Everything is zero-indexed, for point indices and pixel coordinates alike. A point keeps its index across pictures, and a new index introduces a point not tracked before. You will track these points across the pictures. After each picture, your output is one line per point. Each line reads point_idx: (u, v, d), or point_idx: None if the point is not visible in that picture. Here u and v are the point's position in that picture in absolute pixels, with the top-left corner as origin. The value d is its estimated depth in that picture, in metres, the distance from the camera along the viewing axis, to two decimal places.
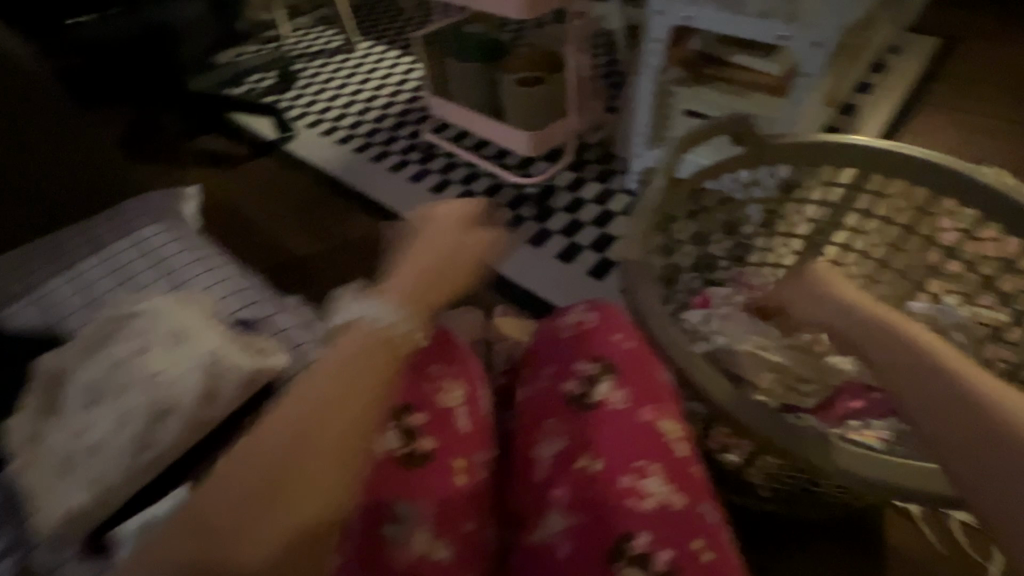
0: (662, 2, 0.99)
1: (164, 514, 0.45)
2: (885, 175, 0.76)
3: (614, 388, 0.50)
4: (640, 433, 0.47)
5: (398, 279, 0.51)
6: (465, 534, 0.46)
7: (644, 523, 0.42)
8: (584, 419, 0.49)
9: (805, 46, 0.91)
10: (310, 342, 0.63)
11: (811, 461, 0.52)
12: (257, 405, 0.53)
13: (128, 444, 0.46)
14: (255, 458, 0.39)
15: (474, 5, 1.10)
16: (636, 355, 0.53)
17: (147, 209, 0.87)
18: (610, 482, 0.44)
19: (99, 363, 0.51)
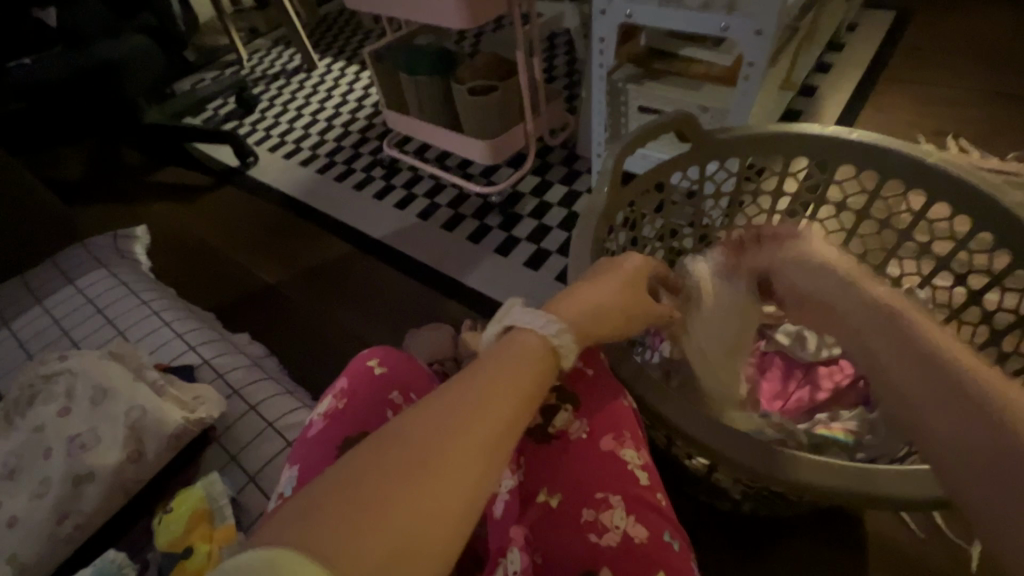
0: (603, 2, 0.98)
1: None
2: (837, 161, 0.75)
3: (574, 418, 0.50)
4: (601, 464, 0.48)
5: (568, 304, 0.47)
6: None
7: (604, 559, 0.43)
8: (546, 453, 0.49)
9: (749, 35, 0.87)
10: (253, 383, 0.60)
11: (767, 473, 0.47)
12: (196, 457, 0.53)
13: (48, 515, 0.44)
14: (396, 451, 0.34)
15: (416, 18, 1.09)
16: (597, 382, 0.52)
17: (90, 254, 0.85)
18: (570, 517, 0.45)
19: (18, 427, 0.49)
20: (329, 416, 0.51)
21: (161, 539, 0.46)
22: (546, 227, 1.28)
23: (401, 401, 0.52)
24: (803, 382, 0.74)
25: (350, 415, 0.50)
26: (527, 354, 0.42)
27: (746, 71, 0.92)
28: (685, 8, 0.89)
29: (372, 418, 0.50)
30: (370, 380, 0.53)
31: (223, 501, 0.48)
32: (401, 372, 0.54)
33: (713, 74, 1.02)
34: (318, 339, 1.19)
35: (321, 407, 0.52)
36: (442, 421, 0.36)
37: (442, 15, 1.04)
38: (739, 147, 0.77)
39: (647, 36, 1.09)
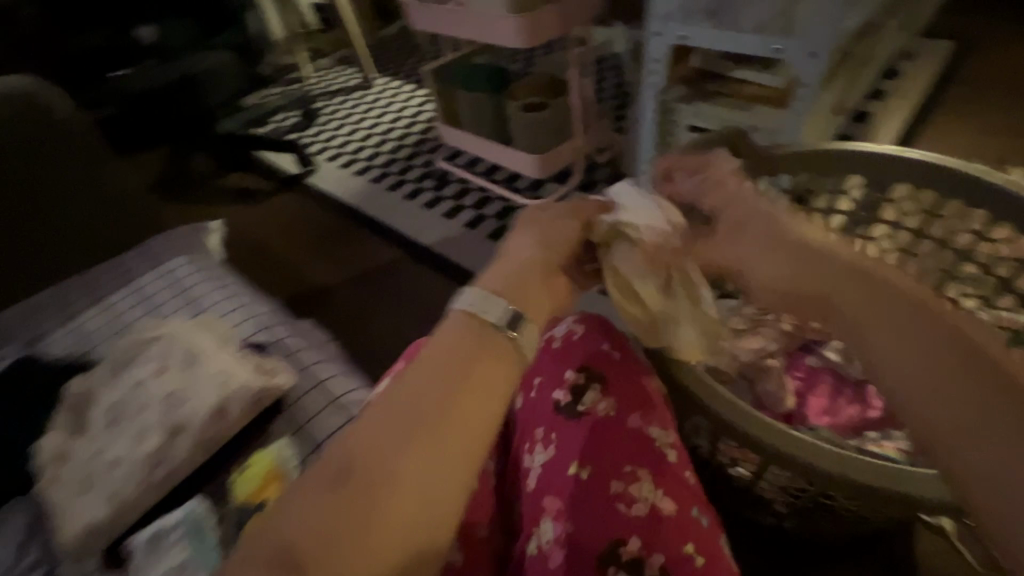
0: (658, 24, 1.01)
1: (177, 521, 0.47)
2: (893, 180, 0.75)
3: (601, 396, 0.50)
4: (629, 440, 0.49)
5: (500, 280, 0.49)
6: (477, 540, 0.50)
7: (632, 529, 0.44)
8: (574, 429, 0.49)
9: (802, 57, 0.88)
10: (319, 361, 0.64)
11: (807, 469, 0.49)
12: (265, 425, 0.55)
13: (146, 460, 0.49)
14: (352, 470, 0.39)
15: (478, 38, 1.15)
16: (625, 364, 0.53)
17: (173, 243, 0.93)
18: (600, 490, 0.46)
19: (122, 384, 0.55)
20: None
21: (238, 492, 0.50)
22: None
23: None
24: (853, 399, 0.72)
25: None
26: (468, 339, 0.45)
27: (798, 92, 0.92)
28: (738, 30, 0.91)
29: None
30: None
31: (293, 461, 0.52)
32: None
33: (763, 96, 1.03)
34: (366, 337, 1.24)
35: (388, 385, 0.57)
36: (389, 438, 0.41)
37: (501, 36, 1.10)
38: (790, 164, 0.77)
39: (698, 57, 1.10)
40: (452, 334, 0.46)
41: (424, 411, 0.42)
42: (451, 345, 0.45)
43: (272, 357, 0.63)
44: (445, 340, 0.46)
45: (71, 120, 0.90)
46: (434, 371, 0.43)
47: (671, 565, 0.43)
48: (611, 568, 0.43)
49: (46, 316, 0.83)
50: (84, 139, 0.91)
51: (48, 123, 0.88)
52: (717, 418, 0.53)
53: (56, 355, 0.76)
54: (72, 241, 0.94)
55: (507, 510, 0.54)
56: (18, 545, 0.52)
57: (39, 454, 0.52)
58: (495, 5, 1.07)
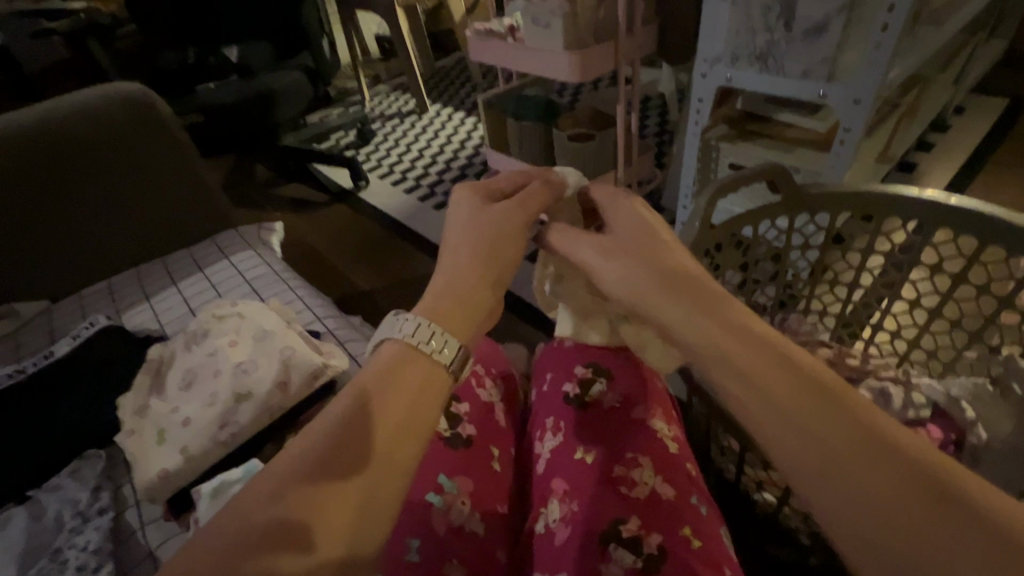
0: (704, 66, 1.05)
1: (239, 478, 0.51)
2: (933, 224, 0.76)
3: (607, 388, 0.54)
4: (633, 429, 0.51)
5: (438, 293, 0.44)
6: (497, 518, 0.49)
7: (633, 509, 0.45)
8: (580, 416, 0.52)
9: (848, 103, 0.90)
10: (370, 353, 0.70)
11: None
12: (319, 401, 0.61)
13: (215, 420, 0.55)
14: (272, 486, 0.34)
15: (533, 71, 1.22)
16: (630, 362, 0.57)
17: (241, 239, 1.01)
18: (603, 472, 0.48)
19: (198, 352, 0.61)
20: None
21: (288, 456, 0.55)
22: None
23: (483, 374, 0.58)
24: None
25: None
26: (394, 362, 0.40)
27: (841, 137, 0.94)
28: (784, 74, 0.94)
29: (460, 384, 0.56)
30: None
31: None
32: (488, 352, 0.62)
33: (807, 140, 1.06)
34: None
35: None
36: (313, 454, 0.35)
37: (554, 70, 1.17)
38: (828, 202, 0.80)
39: (742, 100, 1.16)
40: (383, 358, 0.40)
41: (347, 452, 0.35)
42: (380, 371, 0.39)
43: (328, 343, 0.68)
44: (375, 366, 0.40)
45: (169, 121, 1.00)
46: (360, 401, 0.37)
47: (668, 545, 0.43)
48: (612, 545, 0.43)
49: (126, 293, 0.92)
50: (176, 138, 1.02)
51: (151, 124, 0.99)
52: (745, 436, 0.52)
53: (134, 328, 0.84)
54: (156, 230, 1.04)
55: (525, 502, 0.54)
56: (94, 488, 0.58)
57: (122, 408, 0.59)
58: (552, 42, 1.16)
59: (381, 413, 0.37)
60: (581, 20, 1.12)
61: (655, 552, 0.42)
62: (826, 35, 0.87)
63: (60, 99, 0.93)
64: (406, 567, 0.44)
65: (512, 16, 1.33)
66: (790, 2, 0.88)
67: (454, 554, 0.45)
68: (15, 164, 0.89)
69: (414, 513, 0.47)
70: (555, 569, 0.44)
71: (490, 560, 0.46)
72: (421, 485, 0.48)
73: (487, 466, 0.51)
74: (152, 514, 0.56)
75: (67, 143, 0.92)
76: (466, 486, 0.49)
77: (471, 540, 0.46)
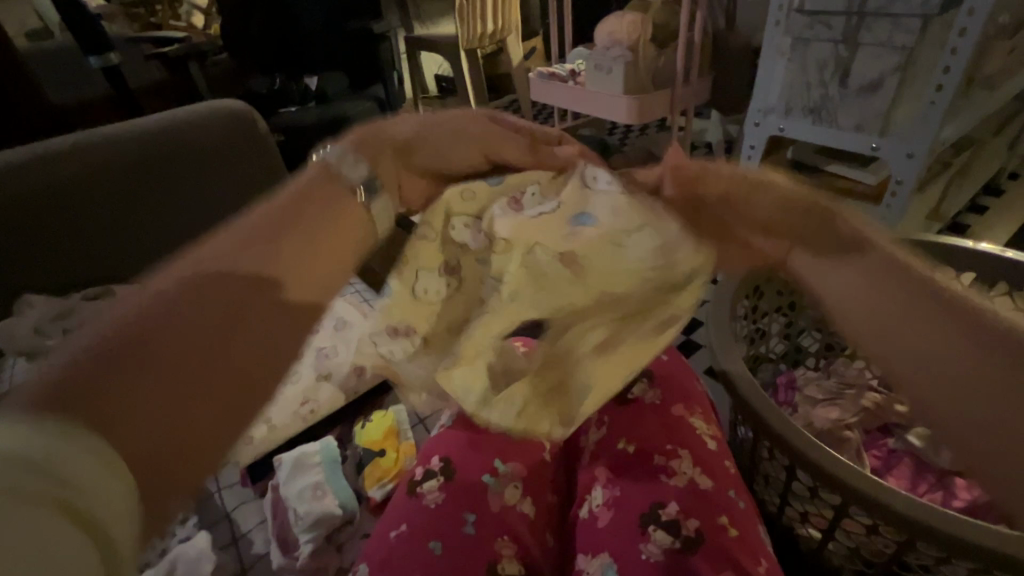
0: (758, 115, 1.07)
1: (301, 487, 0.58)
2: (988, 276, 0.76)
3: (648, 388, 0.57)
4: (672, 424, 0.53)
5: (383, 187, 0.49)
6: (545, 502, 0.52)
7: (671, 495, 0.47)
8: (623, 411, 0.55)
9: (900, 157, 0.91)
10: None
11: (890, 525, 0.45)
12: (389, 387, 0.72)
13: (297, 398, 0.68)
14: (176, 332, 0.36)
15: (591, 111, 1.30)
16: (673, 366, 0.60)
17: None
18: (643, 460, 0.50)
19: None
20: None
21: (362, 438, 0.65)
22: None
23: None
24: (936, 487, 0.66)
25: None
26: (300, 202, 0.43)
27: (893, 187, 0.94)
28: (837, 126, 0.97)
29: None
30: None
31: (407, 425, 0.67)
32: None
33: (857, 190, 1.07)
34: None
35: None
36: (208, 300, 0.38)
37: (612, 112, 1.25)
38: None
39: (792, 150, 1.18)
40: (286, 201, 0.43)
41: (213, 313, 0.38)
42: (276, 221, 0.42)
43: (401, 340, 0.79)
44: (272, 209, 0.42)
45: (265, 138, 1.12)
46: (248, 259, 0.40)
47: (707, 531, 0.44)
48: (651, 528, 0.45)
49: None
50: (268, 151, 1.13)
51: (250, 137, 1.11)
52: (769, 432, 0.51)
53: None
54: None
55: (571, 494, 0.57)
56: None
57: None
58: (611, 86, 1.24)
59: (274, 275, 0.41)
60: (641, 68, 1.20)
61: (693, 537, 0.44)
62: (880, 92, 0.89)
63: (178, 112, 1.06)
64: (464, 539, 0.46)
65: (574, 62, 1.43)
66: (845, 61, 0.91)
67: (503, 530, 0.47)
68: (130, 164, 1.01)
69: (469, 488, 0.49)
70: (597, 549, 0.46)
71: (538, 540, 0.49)
72: (477, 464, 0.51)
73: (537, 455, 0.55)
74: (226, 480, 0.66)
75: (175, 145, 1.04)
76: (518, 469, 0.52)
77: (521, 520, 0.49)
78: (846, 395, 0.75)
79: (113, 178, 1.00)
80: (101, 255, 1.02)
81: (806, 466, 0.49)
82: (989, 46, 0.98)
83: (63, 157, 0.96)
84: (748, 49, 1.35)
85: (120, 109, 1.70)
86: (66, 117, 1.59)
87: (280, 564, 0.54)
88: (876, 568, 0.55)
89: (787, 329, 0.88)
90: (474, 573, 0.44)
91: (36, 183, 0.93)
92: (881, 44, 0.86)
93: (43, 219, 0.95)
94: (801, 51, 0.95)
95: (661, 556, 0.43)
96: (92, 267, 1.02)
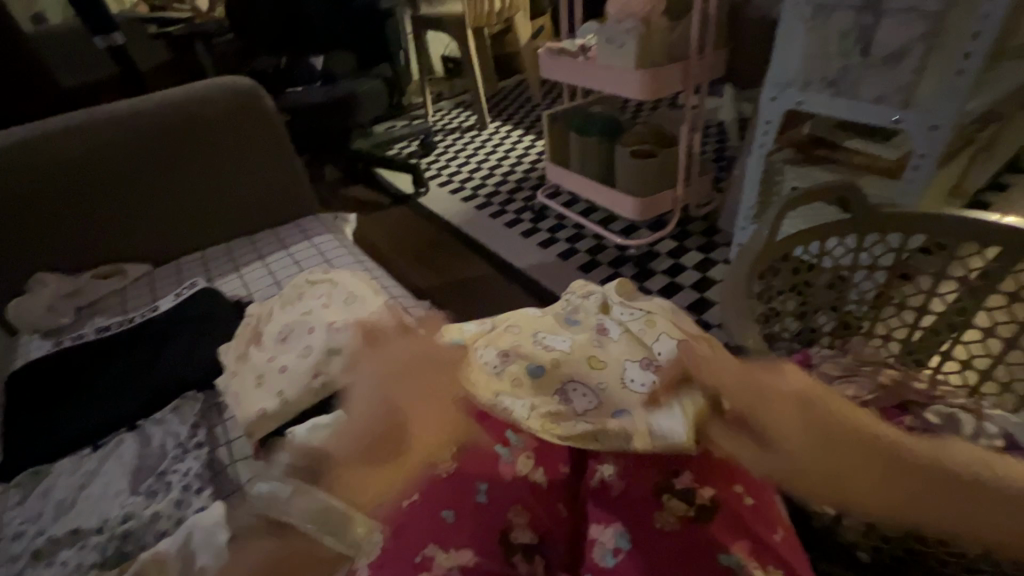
0: (775, 88, 1.03)
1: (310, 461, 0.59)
2: (1014, 253, 0.73)
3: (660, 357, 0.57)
4: None
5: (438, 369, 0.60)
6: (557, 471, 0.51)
7: (686, 465, 0.48)
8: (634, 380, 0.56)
9: (922, 130, 0.88)
10: (444, 331, 0.81)
11: None
12: None
13: (307, 371, 0.68)
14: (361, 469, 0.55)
15: (601, 87, 1.27)
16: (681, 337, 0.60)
17: (319, 226, 1.12)
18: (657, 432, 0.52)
19: (296, 314, 0.77)
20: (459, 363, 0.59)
21: None
22: (679, 283, 1.27)
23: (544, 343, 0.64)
24: None
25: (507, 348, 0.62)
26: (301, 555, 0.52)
27: (914, 163, 0.91)
28: (858, 98, 0.93)
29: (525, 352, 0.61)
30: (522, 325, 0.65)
31: None
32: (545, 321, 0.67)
33: (876, 166, 1.03)
34: None
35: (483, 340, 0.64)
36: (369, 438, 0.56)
37: (624, 87, 1.22)
38: (900, 222, 0.77)
39: (810, 125, 1.14)
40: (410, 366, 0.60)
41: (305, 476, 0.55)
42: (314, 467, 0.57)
43: (410, 317, 0.79)
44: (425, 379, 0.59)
45: (267, 109, 1.11)
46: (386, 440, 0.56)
47: (720, 499, 0.47)
48: (665, 496, 0.47)
49: (222, 267, 1.04)
50: (272, 124, 1.13)
51: (250, 108, 1.09)
52: None
53: (228, 293, 0.96)
54: (240, 208, 1.15)
55: None
56: (192, 424, 0.69)
57: (226, 354, 0.75)
58: (621, 60, 1.20)
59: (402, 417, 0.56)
60: (654, 41, 1.16)
61: (706, 505, 0.46)
62: (904, 62, 0.86)
63: (172, 90, 1.04)
64: (477, 507, 0.46)
65: (584, 37, 1.39)
66: (868, 29, 0.87)
67: (515, 499, 0.47)
68: (133, 141, 1.01)
69: (480, 460, 0.50)
70: (610, 518, 0.47)
71: (552, 509, 0.49)
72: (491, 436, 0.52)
73: None
74: (239, 453, 0.67)
75: (176, 121, 1.04)
76: (530, 439, 0.52)
77: (533, 491, 0.49)
78: (862, 373, 0.74)
79: (116, 156, 1.01)
80: (114, 231, 1.05)
81: None
82: (1020, 12, 0.93)
83: (76, 135, 0.98)
84: (765, 23, 1.31)
85: (126, 90, 1.68)
86: (73, 100, 1.57)
87: (293, 533, 0.56)
88: (891, 542, 0.54)
89: (800, 308, 0.85)
90: (486, 539, 0.45)
91: (40, 161, 0.96)
92: (907, 10, 0.83)
93: (61, 196, 0.98)
94: (823, 20, 0.92)
95: (677, 524, 0.46)
96: (111, 245, 1.05)
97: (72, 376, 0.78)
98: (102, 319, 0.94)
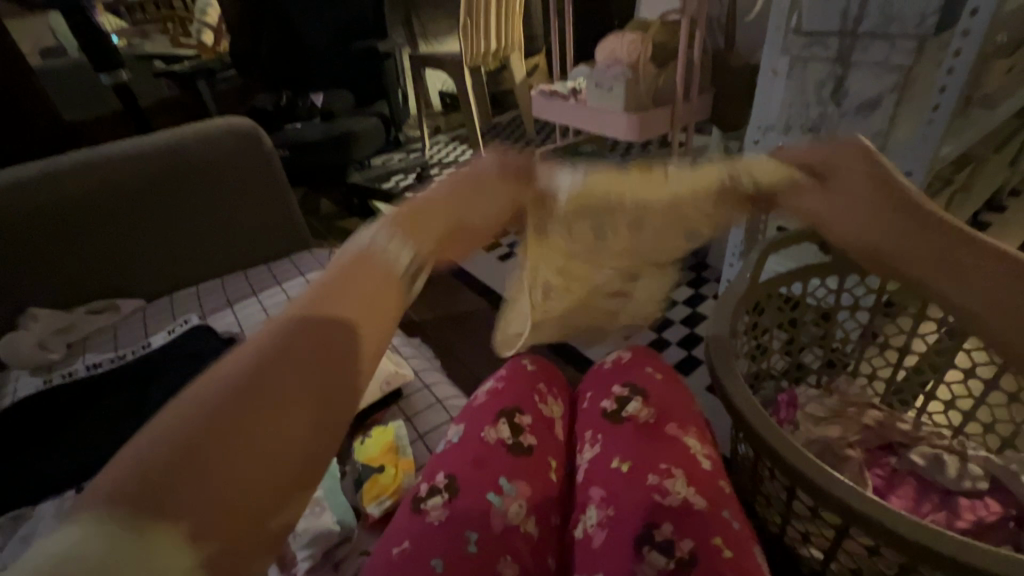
0: (757, 133, 1.07)
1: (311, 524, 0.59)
2: None
3: (642, 406, 0.58)
4: (670, 445, 0.53)
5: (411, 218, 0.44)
6: (550, 525, 0.52)
7: (665, 516, 0.47)
8: (618, 429, 0.56)
9: (898, 174, 0.91)
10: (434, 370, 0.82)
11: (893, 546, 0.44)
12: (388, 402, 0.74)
13: None
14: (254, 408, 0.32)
15: (592, 127, 1.31)
16: (669, 386, 0.61)
17: (315, 262, 1.14)
18: (638, 479, 0.50)
19: None
20: (489, 391, 0.63)
21: (360, 454, 0.67)
22: (669, 319, 1.29)
23: (544, 389, 0.65)
24: (938, 507, 0.66)
25: (505, 392, 0.62)
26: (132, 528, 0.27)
27: None
28: None
29: (523, 397, 0.62)
30: (521, 371, 0.66)
31: (406, 442, 0.70)
32: (543, 367, 0.69)
33: None
34: None
35: (485, 386, 0.65)
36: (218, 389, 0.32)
37: (613, 129, 1.26)
38: None
39: None
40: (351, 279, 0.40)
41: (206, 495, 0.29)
42: (175, 440, 0.29)
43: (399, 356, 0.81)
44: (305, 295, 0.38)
45: (267, 147, 1.14)
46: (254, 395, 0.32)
47: (699, 553, 0.44)
48: (644, 549, 0.45)
49: (217, 302, 1.06)
50: (270, 162, 1.16)
51: (248, 147, 1.12)
52: (770, 452, 0.50)
53: (221, 329, 0.97)
54: (237, 243, 1.17)
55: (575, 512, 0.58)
56: None
57: None
58: (610, 104, 1.25)
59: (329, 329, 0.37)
60: (641, 87, 1.21)
61: (685, 558, 0.44)
62: (878, 111, 0.90)
63: (168, 131, 1.07)
64: (467, 559, 0.46)
65: (575, 80, 1.45)
66: (843, 80, 0.91)
67: (506, 550, 0.47)
68: (130, 179, 1.03)
69: (470, 508, 0.50)
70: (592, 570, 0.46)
71: (541, 561, 0.49)
72: (483, 482, 0.52)
73: (543, 474, 0.55)
74: None
75: (174, 158, 1.06)
76: (524, 489, 0.52)
77: (522, 539, 0.49)
78: (847, 413, 0.75)
79: (113, 194, 1.03)
80: (102, 268, 1.05)
81: (804, 487, 0.48)
82: (985, 65, 0.99)
83: (74, 174, 1.00)
84: (748, 68, 1.36)
85: (129, 125, 1.71)
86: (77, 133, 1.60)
87: None
88: None
89: (787, 346, 0.87)
90: None
91: (38, 202, 0.97)
92: (878, 63, 0.87)
93: (57, 233, 1.00)
94: (799, 71, 0.97)
95: None
96: (106, 281, 1.06)
97: (61, 415, 0.78)
98: (94, 355, 0.95)
